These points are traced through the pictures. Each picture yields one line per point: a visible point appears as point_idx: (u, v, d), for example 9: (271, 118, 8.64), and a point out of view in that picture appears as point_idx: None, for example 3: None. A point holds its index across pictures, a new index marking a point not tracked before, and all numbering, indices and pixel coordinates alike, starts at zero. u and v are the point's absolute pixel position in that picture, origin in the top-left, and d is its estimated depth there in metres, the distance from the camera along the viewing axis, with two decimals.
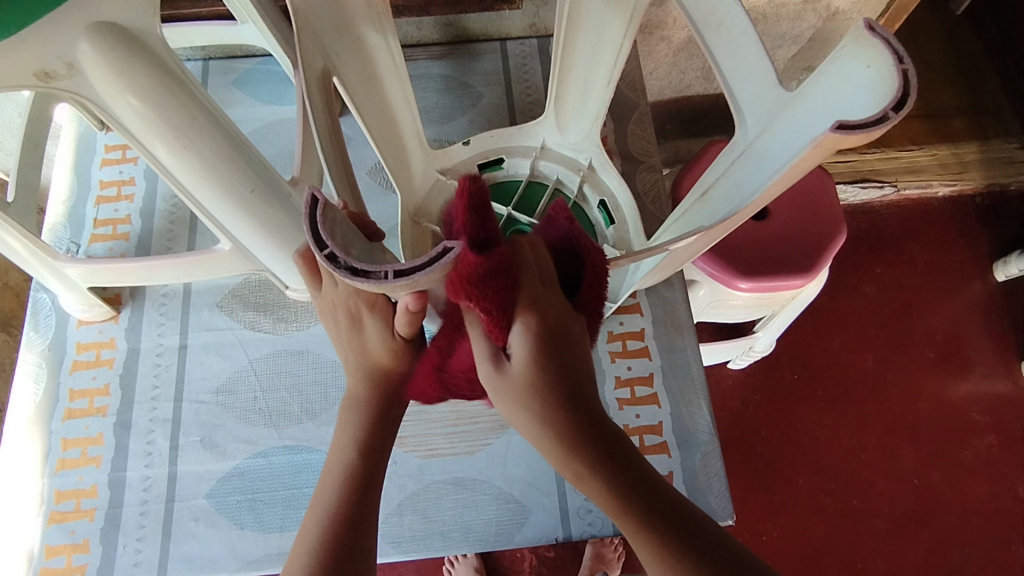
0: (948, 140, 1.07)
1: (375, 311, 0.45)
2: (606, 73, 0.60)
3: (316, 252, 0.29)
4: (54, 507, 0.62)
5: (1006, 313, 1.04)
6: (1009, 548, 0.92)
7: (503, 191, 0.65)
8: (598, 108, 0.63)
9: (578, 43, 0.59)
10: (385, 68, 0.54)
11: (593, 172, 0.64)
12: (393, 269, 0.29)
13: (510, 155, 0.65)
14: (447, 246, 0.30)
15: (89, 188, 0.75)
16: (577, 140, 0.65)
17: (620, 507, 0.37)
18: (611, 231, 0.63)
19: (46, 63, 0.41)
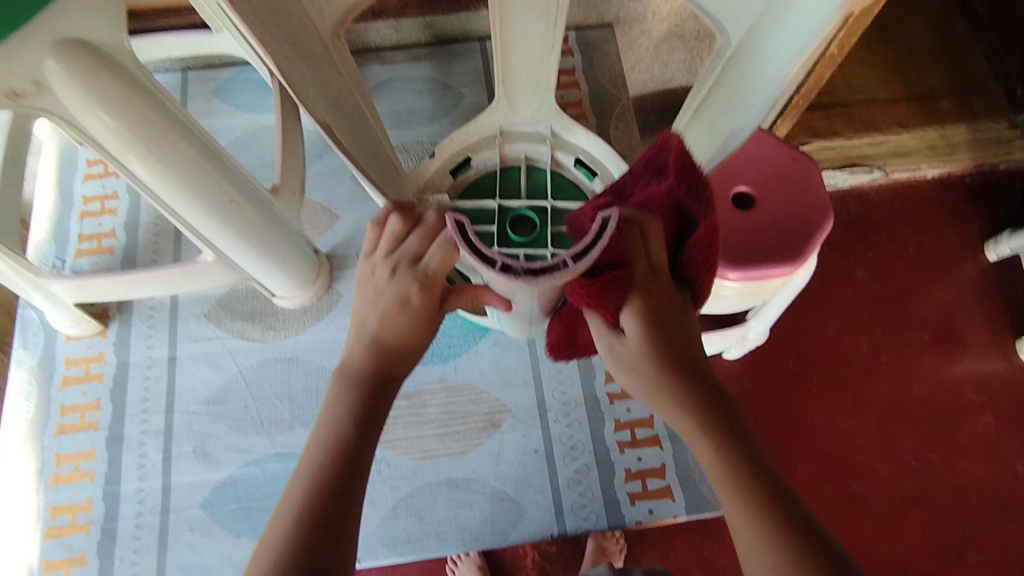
0: (934, 122, 1.08)
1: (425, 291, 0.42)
2: (549, 43, 0.57)
3: (488, 269, 0.34)
4: (50, 522, 0.62)
5: (1000, 292, 1.04)
6: (1009, 526, 0.92)
7: (480, 185, 0.66)
8: (549, 73, 0.61)
9: (514, 27, 0.56)
10: (331, 71, 0.51)
11: (558, 137, 0.65)
12: (569, 256, 0.34)
13: (475, 152, 0.65)
14: (606, 220, 0.35)
15: (73, 203, 0.75)
16: (534, 117, 0.65)
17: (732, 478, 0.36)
18: (597, 182, 0.65)
19: (14, 83, 0.41)
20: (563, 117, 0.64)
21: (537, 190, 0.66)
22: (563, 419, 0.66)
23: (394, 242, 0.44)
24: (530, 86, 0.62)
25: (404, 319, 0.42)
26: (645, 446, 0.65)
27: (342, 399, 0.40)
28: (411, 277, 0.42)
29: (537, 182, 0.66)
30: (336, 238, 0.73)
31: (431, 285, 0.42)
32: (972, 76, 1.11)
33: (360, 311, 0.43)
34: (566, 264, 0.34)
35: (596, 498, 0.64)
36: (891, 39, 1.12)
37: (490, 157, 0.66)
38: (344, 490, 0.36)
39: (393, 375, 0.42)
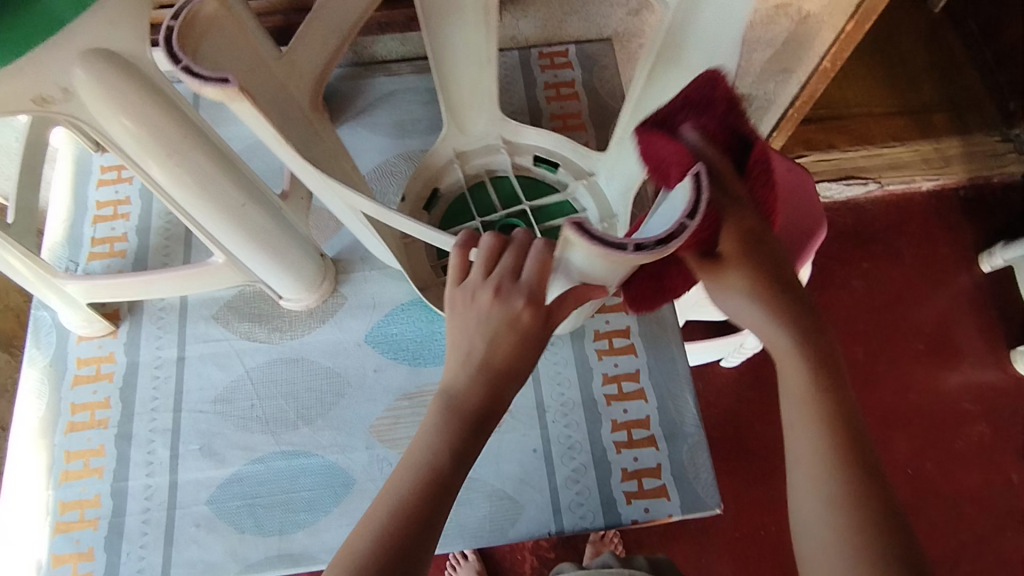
0: (929, 136, 1.11)
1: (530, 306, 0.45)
2: (487, 60, 0.65)
3: (626, 252, 0.36)
4: (59, 517, 0.64)
5: (995, 303, 1.05)
6: (1005, 535, 0.93)
7: (454, 207, 0.70)
8: (489, 88, 0.67)
9: (450, 54, 0.65)
10: (312, 137, 0.56)
11: (510, 141, 0.70)
12: (685, 216, 0.36)
13: (440, 181, 0.70)
14: (698, 171, 0.37)
15: (87, 208, 0.77)
16: (484, 133, 0.70)
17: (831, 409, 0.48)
18: (560, 173, 0.70)
19: (42, 90, 0.43)
20: (508, 125, 0.69)
21: (507, 202, 0.70)
22: (560, 419, 0.68)
23: (488, 262, 0.46)
24: (481, 107, 0.69)
25: (512, 339, 0.45)
26: (642, 446, 0.67)
27: (437, 429, 0.45)
28: (519, 295, 0.45)
29: (502, 194, 0.71)
30: (342, 243, 0.75)
31: (539, 298, 0.45)
32: (964, 91, 1.14)
33: (465, 329, 0.46)
34: (692, 223, 0.36)
35: (593, 497, 0.65)
36: (885, 56, 1.16)
37: (456, 181, 0.70)
38: (429, 515, 0.42)
39: (493, 406, 0.45)
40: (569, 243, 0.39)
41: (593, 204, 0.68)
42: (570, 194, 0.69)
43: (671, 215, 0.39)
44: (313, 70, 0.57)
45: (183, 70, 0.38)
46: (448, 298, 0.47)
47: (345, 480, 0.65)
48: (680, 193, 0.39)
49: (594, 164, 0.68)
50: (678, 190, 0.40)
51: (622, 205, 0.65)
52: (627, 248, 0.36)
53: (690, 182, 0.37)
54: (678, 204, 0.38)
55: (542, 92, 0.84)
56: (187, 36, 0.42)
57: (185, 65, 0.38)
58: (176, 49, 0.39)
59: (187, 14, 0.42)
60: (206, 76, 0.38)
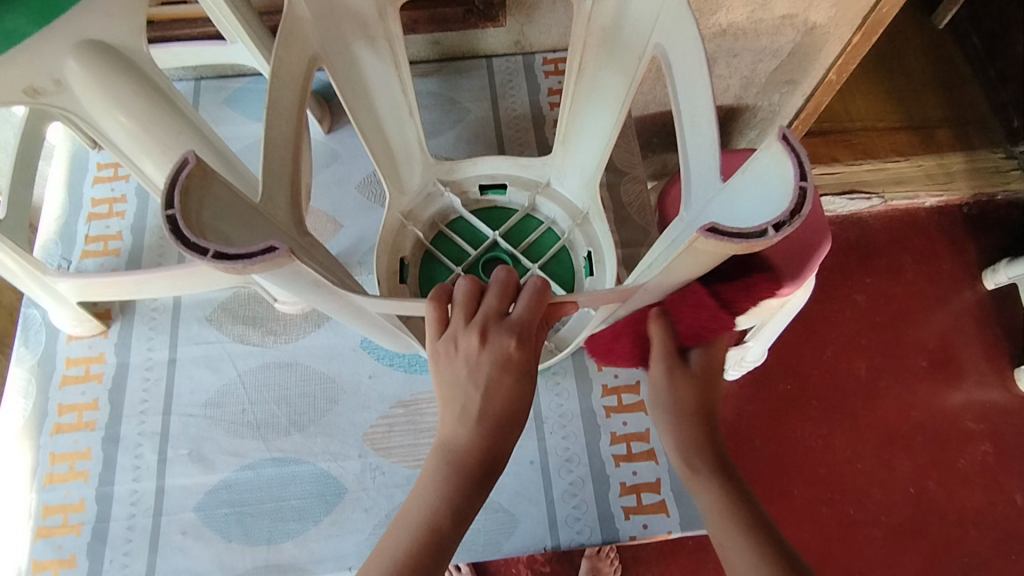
0: (932, 151, 1.10)
1: (524, 347, 0.42)
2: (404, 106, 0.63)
3: (773, 234, 0.32)
4: (41, 521, 0.62)
5: (998, 321, 1.04)
6: (1008, 557, 0.91)
7: (425, 266, 0.67)
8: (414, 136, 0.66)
9: (363, 116, 0.61)
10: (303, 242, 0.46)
11: (448, 182, 0.69)
12: (800, 181, 0.33)
13: (403, 251, 0.66)
14: (784, 136, 0.34)
15: (81, 205, 0.76)
16: (421, 184, 0.69)
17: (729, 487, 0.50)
18: (509, 194, 0.69)
19: (34, 80, 0.42)
20: (440, 165, 0.68)
21: (474, 243, 0.68)
22: (559, 431, 0.66)
23: (468, 307, 0.43)
24: (409, 164, 0.68)
25: (504, 381, 0.42)
26: (641, 460, 0.65)
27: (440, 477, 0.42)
28: (505, 334, 0.42)
29: (463, 235, 0.69)
30: (340, 246, 0.74)
31: (527, 336, 0.42)
32: (969, 107, 1.14)
33: (460, 386, 0.43)
34: (810, 184, 0.33)
35: (590, 511, 0.63)
36: (890, 72, 1.16)
37: (416, 239, 0.67)
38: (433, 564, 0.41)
39: (497, 454, 0.43)
40: (693, 245, 0.35)
41: (556, 206, 0.68)
42: (531, 206, 0.69)
43: (769, 193, 0.35)
44: (293, 130, 0.47)
45: (213, 257, 0.31)
46: (430, 351, 0.44)
47: (336, 488, 0.64)
48: (770, 166, 0.36)
49: (541, 171, 0.69)
50: (765, 173, 0.36)
51: (587, 196, 0.67)
52: (768, 234, 0.32)
53: (783, 151, 0.35)
54: (773, 183, 0.35)
55: (545, 98, 0.83)
56: (189, 201, 0.33)
57: (211, 251, 0.31)
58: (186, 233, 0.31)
59: (185, 185, 0.32)
60: (243, 254, 0.31)
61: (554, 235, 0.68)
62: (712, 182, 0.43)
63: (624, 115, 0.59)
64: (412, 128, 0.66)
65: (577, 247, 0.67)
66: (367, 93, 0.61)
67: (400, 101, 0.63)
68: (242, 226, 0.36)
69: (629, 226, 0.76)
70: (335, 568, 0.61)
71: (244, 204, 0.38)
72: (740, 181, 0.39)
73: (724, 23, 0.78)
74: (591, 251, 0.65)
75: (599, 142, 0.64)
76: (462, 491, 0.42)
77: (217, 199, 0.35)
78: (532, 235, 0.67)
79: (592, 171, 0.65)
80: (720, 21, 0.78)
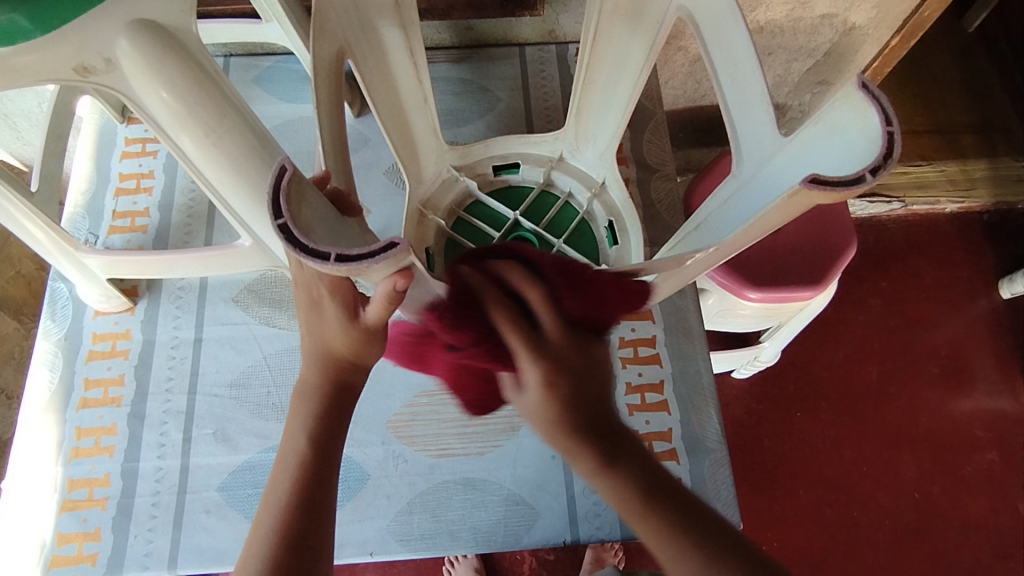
0: (956, 157, 1.09)
1: (336, 295, 0.45)
2: (425, 98, 0.63)
3: (873, 179, 0.31)
4: (67, 495, 0.63)
5: (1011, 330, 1.04)
6: (1007, 564, 0.92)
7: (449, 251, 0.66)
8: (432, 125, 0.65)
9: (390, 116, 0.60)
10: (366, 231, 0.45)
11: (460, 168, 0.68)
12: (889, 129, 0.32)
13: (427, 241, 0.65)
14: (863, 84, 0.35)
15: (109, 179, 0.75)
16: (435, 172, 0.67)
17: (636, 504, 0.40)
18: (522, 173, 0.69)
19: (84, 58, 0.42)
20: (454, 151, 0.68)
21: (494, 226, 0.67)
22: None
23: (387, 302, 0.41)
24: (430, 156, 0.67)
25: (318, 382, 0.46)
26: (663, 459, 0.65)
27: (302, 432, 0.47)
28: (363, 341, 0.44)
29: (484, 221, 0.67)
30: None
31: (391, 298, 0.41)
32: (995, 114, 1.12)
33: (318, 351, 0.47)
34: (897, 128, 0.32)
35: (611, 508, 0.63)
36: (920, 73, 1.14)
37: (438, 227, 0.66)
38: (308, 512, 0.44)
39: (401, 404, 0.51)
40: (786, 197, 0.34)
41: (573, 179, 0.68)
42: (546, 182, 0.69)
43: (850, 146, 0.35)
44: (336, 117, 0.47)
45: (336, 260, 0.32)
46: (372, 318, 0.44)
47: (359, 474, 0.64)
48: (848, 117, 0.36)
49: (553, 146, 0.68)
50: (843, 125, 0.36)
51: (604, 166, 0.66)
52: (867, 178, 0.31)
53: (862, 100, 0.35)
54: (858, 136, 0.35)
55: None
56: (291, 204, 0.33)
57: (333, 254, 0.31)
58: (302, 242, 0.32)
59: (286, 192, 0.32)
60: (366, 254, 0.32)
61: (572, 209, 0.68)
62: (769, 142, 0.43)
63: (644, 80, 0.56)
64: (430, 116, 0.65)
65: (596, 218, 0.67)
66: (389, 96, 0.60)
67: (415, 94, 0.62)
68: (330, 233, 0.36)
69: (656, 225, 0.76)
70: (356, 553, 0.62)
71: (327, 207, 0.38)
72: (808, 136, 0.39)
73: (762, 21, 0.77)
74: (612, 220, 0.65)
75: (618, 109, 0.63)
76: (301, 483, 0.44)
77: (310, 207, 0.35)
78: (551, 213, 0.66)
79: (608, 143, 0.65)
80: (758, 18, 0.76)
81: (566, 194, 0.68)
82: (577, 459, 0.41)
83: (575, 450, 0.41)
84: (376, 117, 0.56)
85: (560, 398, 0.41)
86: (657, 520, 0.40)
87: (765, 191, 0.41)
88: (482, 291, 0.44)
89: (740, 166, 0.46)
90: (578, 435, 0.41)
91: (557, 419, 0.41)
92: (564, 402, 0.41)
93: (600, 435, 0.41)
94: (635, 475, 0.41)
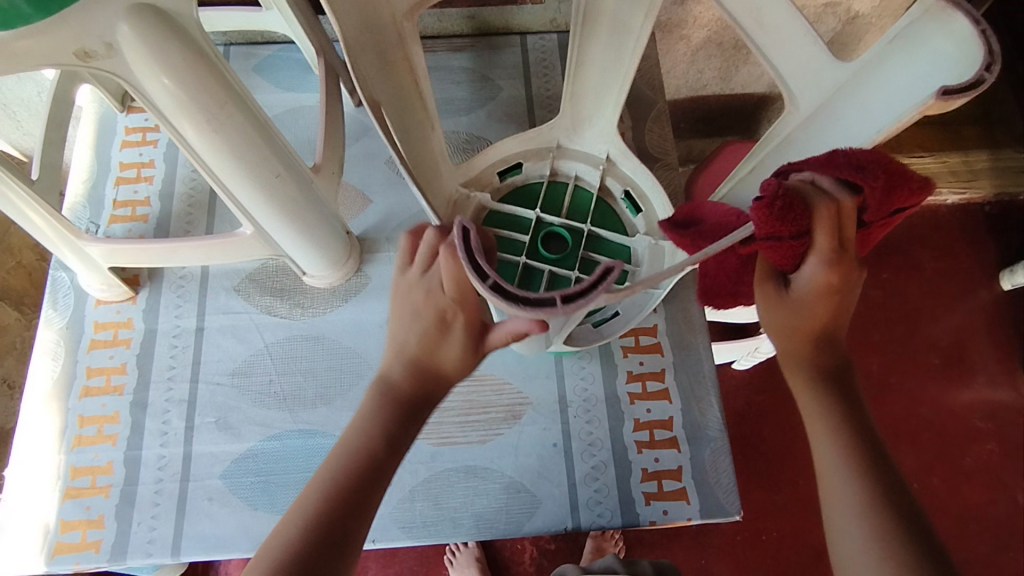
0: (958, 149, 1.09)
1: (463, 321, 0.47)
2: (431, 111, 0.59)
3: (988, 74, 0.34)
4: (70, 483, 0.63)
5: (1011, 321, 1.04)
6: (1006, 554, 0.92)
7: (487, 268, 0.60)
8: (439, 144, 0.60)
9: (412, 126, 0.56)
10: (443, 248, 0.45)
11: (466, 182, 0.63)
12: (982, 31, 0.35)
13: None
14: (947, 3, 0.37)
15: (109, 168, 0.75)
16: (445, 193, 0.62)
17: (848, 438, 0.43)
18: (526, 171, 0.65)
19: (86, 43, 0.41)
20: (457, 169, 0.63)
21: (519, 230, 0.62)
22: (582, 415, 0.67)
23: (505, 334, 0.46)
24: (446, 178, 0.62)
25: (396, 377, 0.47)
26: (664, 448, 0.65)
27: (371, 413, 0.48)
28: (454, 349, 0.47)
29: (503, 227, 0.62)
30: (368, 222, 0.74)
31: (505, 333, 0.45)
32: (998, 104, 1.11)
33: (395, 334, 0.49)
34: (987, 26, 0.36)
35: (612, 495, 0.64)
36: None
37: None
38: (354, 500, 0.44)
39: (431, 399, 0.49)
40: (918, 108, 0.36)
41: (580, 163, 0.65)
42: (553, 173, 0.65)
43: (943, 58, 0.38)
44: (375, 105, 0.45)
45: (563, 302, 0.33)
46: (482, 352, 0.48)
47: None
48: (936, 33, 0.38)
49: (549, 136, 0.65)
50: (922, 41, 0.40)
51: (606, 143, 0.64)
52: (987, 76, 0.34)
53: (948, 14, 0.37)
54: (945, 45, 0.38)
55: None
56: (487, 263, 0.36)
57: (558, 298, 0.33)
58: (510, 294, 0.34)
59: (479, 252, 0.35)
60: (584, 289, 0.33)
61: (585, 192, 0.65)
62: (830, 73, 0.45)
63: (647, 37, 0.56)
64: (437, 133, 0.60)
65: (613, 194, 0.65)
66: (405, 119, 0.54)
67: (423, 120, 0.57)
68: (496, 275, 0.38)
69: None
70: None
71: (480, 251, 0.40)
72: (884, 60, 0.42)
73: None
74: (630, 189, 0.64)
75: (616, 80, 0.62)
76: (356, 476, 0.45)
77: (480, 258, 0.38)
78: (567, 200, 0.63)
79: (609, 117, 0.64)
80: None
81: (575, 177, 0.65)
82: (799, 368, 0.47)
83: (803, 360, 0.46)
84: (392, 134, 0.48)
85: (816, 304, 0.43)
86: (850, 446, 0.43)
87: (849, 125, 0.44)
88: (813, 204, 0.37)
89: (793, 104, 0.47)
90: (801, 350, 0.46)
91: (792, 326, 0.46)
92: (817, 308, 0.44)
93: (830, 360, 0.46)
94: (838, 400, 0.45)
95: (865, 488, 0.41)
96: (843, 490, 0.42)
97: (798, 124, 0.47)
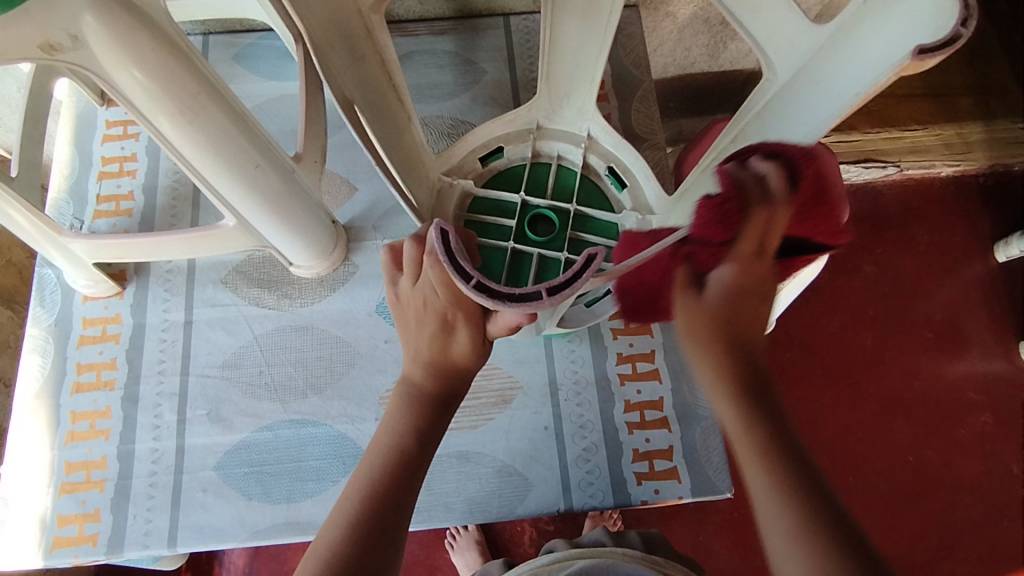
0: (952, 120, 1.06)
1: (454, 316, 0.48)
2: (407, 106, 0.58)
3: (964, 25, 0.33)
4: (65, 478, 0.63)
5: (1005, 293, 1.04)
6: (1001, 524, 0.93)
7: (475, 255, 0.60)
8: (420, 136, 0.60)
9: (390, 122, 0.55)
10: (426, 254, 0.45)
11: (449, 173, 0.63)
12: None
13: None
14: None
15: (91, 163, 0.74)
16: (429, 183, 0.61)
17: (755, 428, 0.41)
18: (507, 157, 0.64)
19: (50, 36, 0.40)
20: (440, 158, 0.63)
21: (505, 216, 0.62)
22: (573, 398, 0.67)
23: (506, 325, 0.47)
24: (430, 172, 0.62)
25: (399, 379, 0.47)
26: (654, 428, 0.65)
27: (401, 411, 0.49)
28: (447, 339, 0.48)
29: (489, 214, 0.62)
30: (354, 210, 0.73)
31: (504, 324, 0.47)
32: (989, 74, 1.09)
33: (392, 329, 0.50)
34: None
35: (604, 476, 0.64)
36: None
37: None
38: (396, 498, 0.45)
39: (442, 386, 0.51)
40: (892, 74, 0.36)
41: (561, 142, 0.64)
42: (534, 155, 0.65)
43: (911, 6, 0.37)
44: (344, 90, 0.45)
45: (550, 295, 0.36)
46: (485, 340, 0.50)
47: (354, 449, 0.64)
48: None
49: (527, 118, 0.64)
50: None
51: (586, 121, 0.64)
52: (964, 30, 0.33)
53: None
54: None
55: None
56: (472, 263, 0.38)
57: (544, 290, 0.36)
58: (502, 294, 0.36)
59: (461, 254, 0.37)
60: (570, 279, 0.36)
61: (569, 170, 0.64)
62: (803, 38, 0.44)
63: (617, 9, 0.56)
64: (415, 128, 0.59)
65: (596, 172, 0.64)
66: (380, 107, 0.52)
67: (398, 110, 0.56)
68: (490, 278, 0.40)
69: None
70: None
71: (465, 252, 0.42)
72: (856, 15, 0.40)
73: None
74: (613, 165, 0.63)
75: (594, 54, 0.60)
76: (395, 472, 0.46)
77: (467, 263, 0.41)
78: (551, 181, 0.62)
79: (587, 92, 0.63)
80: None
81: (557, 157, 0.64)
82: (715, 351, 0.44)
83: (722, 347, 0.44)
84: (364, 128, 0.48)
85: (743, 295, 0.43)
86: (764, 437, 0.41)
87: (821, 82, 0.43)
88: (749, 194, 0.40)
89: (771, 71, 0.47)
90: (718, 339, 0.44)
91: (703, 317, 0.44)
92: (739, 303, 0.44)
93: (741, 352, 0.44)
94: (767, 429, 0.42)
95: (799, 515, 0.38)
96: (762, 490, 0.39)
97: (777, 90, 0.46)
